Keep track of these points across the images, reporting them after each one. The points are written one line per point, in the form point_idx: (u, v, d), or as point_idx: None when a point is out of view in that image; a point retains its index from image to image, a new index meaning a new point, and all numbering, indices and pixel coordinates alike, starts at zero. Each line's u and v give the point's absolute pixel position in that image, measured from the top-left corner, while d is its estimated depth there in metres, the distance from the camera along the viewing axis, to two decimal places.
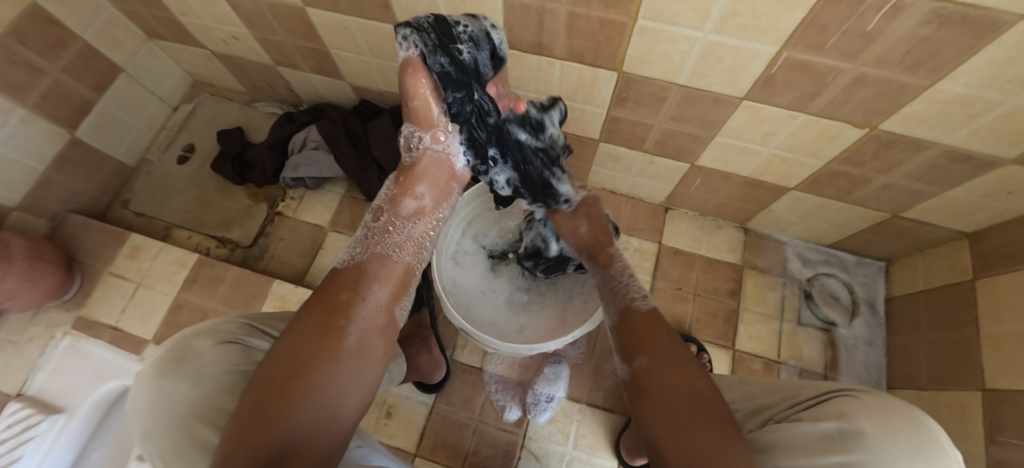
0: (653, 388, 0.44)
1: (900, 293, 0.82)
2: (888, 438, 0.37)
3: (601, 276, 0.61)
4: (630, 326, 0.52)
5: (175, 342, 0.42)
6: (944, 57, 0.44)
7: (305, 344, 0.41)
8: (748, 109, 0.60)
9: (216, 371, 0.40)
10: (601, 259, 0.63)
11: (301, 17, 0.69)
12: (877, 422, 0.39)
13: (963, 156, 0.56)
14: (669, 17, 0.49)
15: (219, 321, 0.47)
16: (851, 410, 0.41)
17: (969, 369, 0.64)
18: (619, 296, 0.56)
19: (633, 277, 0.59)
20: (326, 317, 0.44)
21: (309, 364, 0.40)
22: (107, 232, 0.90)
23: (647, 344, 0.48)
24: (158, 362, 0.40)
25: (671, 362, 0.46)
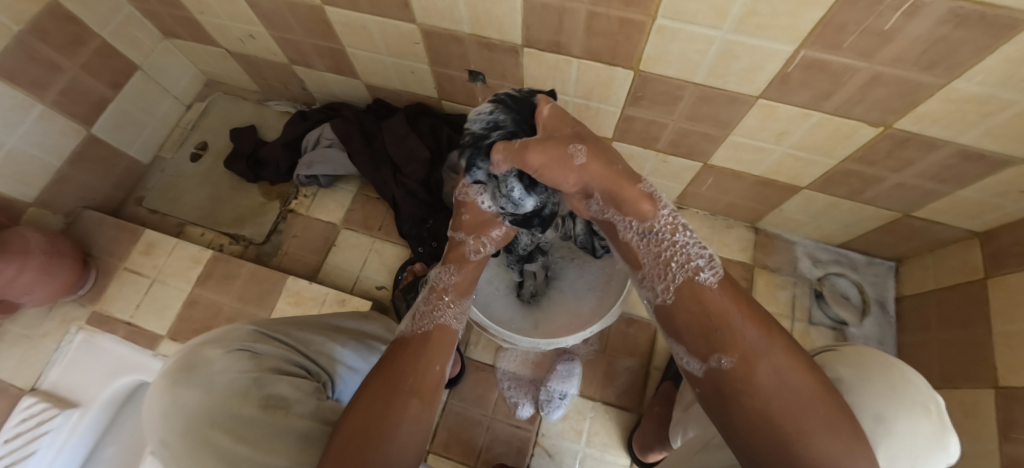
0: (745, 389, 0.41)
1: (910, 293, 0.83)
2: (863, 381, 0.40)
3: (637, 233, 0.53)
4: (693, 309, 0.47)
5: (186, 351, 0.42)
6: (960, 56, 0.45)
7: (377, 401, 0.42)
8: (764, 108, 0.61)
9: (227, 377, 0.40)
10: (640, 210, 0.51)
11: (319, 16, 0.70)
12: (854, 368, 0.42)
13: (975, 155, 0.56)
14: (688, 17, 0.50)
15: (229, 328, 0.47)
16: (835, 363, 0.45)
17: (981, 366, 0.65)
18: (675, 262, 0.50)
19: (685, 232, 0.51)
20: (389, 378, 0.45)
21: (385, 417, 0.41)
22: (122, 228, 0.90)
23: (727, 335, 0.44)
24: (168, 373, 0.40)
25: (761, 349, 0.41)
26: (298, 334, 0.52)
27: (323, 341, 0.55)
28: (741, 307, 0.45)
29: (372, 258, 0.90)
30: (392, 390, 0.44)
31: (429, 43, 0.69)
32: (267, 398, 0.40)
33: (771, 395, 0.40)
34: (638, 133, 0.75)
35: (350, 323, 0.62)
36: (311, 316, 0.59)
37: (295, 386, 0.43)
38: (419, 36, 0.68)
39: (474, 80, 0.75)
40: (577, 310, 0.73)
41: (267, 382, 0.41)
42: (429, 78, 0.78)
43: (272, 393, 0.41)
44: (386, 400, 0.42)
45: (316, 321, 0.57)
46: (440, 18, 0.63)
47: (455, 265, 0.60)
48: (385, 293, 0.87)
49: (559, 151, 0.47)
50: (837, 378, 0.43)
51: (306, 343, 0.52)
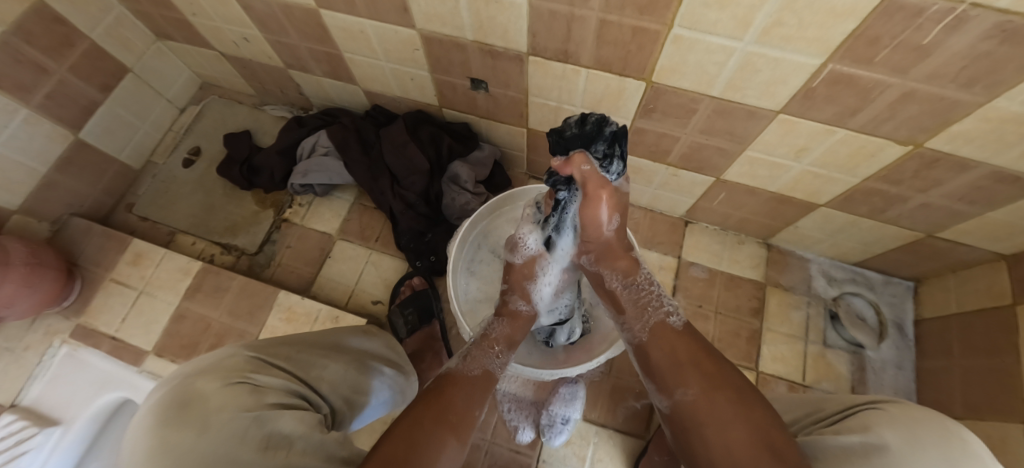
0: (700, 418, 0.44)
1: (930, 315, 0.79)
2: (913, 450, 0.37)
3: (621, 284, 0.58)
4: (662, 346, 0.50)
5: (179, 386, 0.39)
6: (1004, 74, 0.41)
7: (418, 431, 0.41)
8: (783, 123, 0.57)
9: (224, 415, 0.36)
10: (620, 266, 0.58)
11: (315, 19, 0.67)
12: (899, 432, 0.39)
13: (1011, 177, 0.53)
14: (707, 26, 0.47)
15: (224, 357, 0.44)
16: (876, 423, 0.41)
17: (1009, 398, 0.61)
18: (645, 310, 0.54)
19: (659, 288, 0.57)
20: (432, 409, 0.44)
21: (420, 451, 0.40)
22: (110, 236, 0.87)
23: (690, 370, 0.46)
24: (160, 414, 0.36)
25: (713, 383, 0.44)
26: (299, 358, 0.49)
27: (326, 362, 0.51)
28: (697, 351, 0.48)
29: (368, 270, 0.87)
30: (434, 423, 0.43)
31: (430, 49, 0.65)
32: (268, 436, 0.37)
33: (721, 422, 0.42)
34: (648, 145, 0.72)
35: (353, 341, 0.59)
36: (312, 334, 0.55)
37: (301, 418, 0.40)
38: (420, 42, 0.64)
39: (477, 88, 0.72)
40: (581, 336, 0.73)
41: (270, 416, 0.38)
42: (430, 85, 0.75)
43: (273, 430, 0.37)
44: (428, 430, 0.42)
45: (318, 341, 0.54)
46: (441, 24, 0.59)
47: (508, 316, 0.59)
48: (381, 308, 0.84)
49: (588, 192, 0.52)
50: (880, 440, 0.39)
51: (309, 366, 0.49)
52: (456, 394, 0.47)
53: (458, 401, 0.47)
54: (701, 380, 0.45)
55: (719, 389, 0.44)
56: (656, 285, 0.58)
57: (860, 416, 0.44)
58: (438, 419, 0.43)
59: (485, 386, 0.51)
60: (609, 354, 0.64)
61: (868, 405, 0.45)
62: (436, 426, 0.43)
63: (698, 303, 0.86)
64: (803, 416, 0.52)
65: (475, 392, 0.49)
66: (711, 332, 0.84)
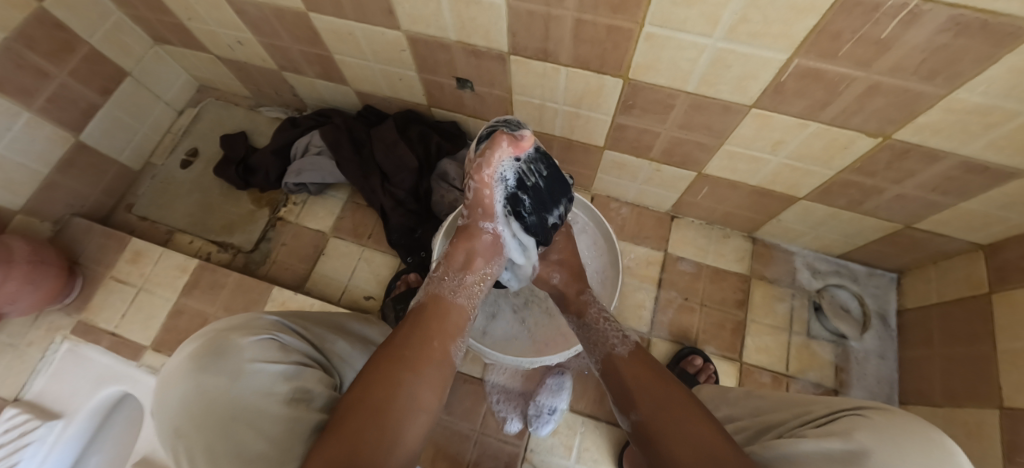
0: (656, 434, 0.44)
1: (912, 306, 0.80)
2: None
3: (578, 325, 0.62)
4: (617, 377, 0.52)
5: (210, 337, 0.41)
6: (962, 65, 0.43)
7: (377, 374, 0.41)
8: (757, 117, 0.59)
9: (257, 365, 0.39)
10: (574, 308, 0.63)
11: (305, 22, 0.69)
12: (884, 443, 0.36)
13: (979, 167, 0.54)
14: (677, 24, 0.48)
15: (254, 317, 0.46)
16: (860, 428, 0.39)
17: (986, 385, 0.62)
18: (598, 344, 0.57)
19: (611, 322, 0.59)
20: (390, 352, 0.44)
21: (380, 389, 0.40)
22: (110, 235, 0.89)
23: (640, 395, 0.48)
24: (196, 357, 0.39)
25: (659, 398, 0.46)
26: (319, 331, 0.51)
27: (340, 339, 0.53)
28: (656, 373, 0.50)
29: (361, 266, 0.89)
30: (392, 362, 0.43)
31: (416, 50, 0.67)
32: (294, 390, 0.40)
33: (673, 436, 0.43)
34: (630, 141, 0.74)
35: (359, 325, 0.60)
36: (324, 314, 0.57)
37: (321, 381, 0.43)
38: (406, 43, 0.66)
39: (463, 87, 0.73)
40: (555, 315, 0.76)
41: (297, 373, 0.41)
42: (418, 84, 0.77)
43: (299, 385, 0.40)
44: (384, 372, 0.42)
45: (328, 320, 0.56)
46: (425, 25, 0.61)
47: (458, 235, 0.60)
48: (374, 303, 0.86)
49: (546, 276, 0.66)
50: (861, 448, 0.36)
51: (323, 339, 0.51)
52: (410, 333, 0.47)
53: (410, 340, 0.46)
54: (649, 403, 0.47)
55: (666, 407, 0.45)
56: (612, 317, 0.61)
57: (844, 420, 0.41)
58: (393, 358, 0.43)
59: (443, 321, 0.51)
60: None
61: (853, 409, 0.42)
62: (389, 368, 0.42)
63: (683, 296, 0.87)
64: (789, 416, 0.48)
65: (429, 330, 0.49)
66: (696, 324, 0.85)
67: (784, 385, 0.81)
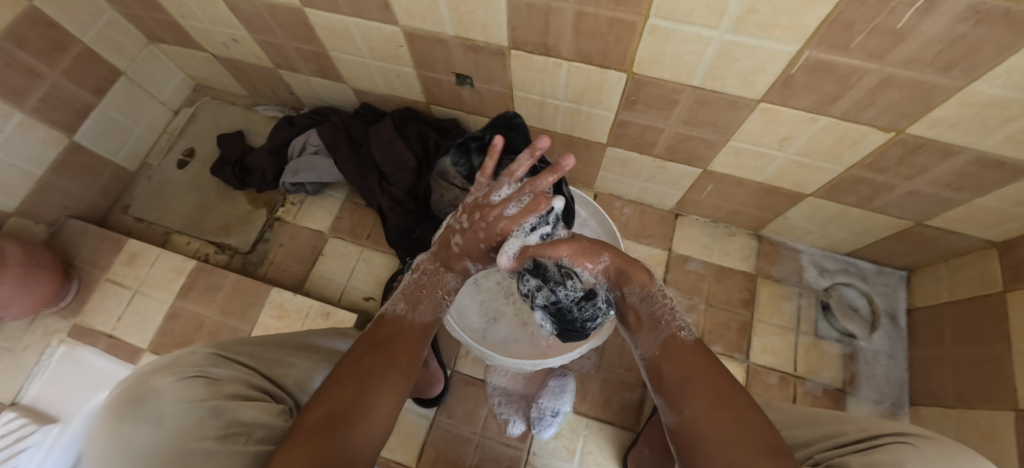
0: (702, 430, 0.42)
1: (922, 304, 0.78)
2: None
3: (639, 298, 0.55)
4: (674, 361, 0.49)
5: (133, 382, 0.41)
6: (981, 56, 0.41)
7: (355, 382, 0.42)
8: (765, 112, 0.57)
9: (176, 409, 0.38)
10: (638, 279, 0.55)
11: (299, 18, 0.67)
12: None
13: (995, 162, 0.52)
14: (681, 16, 0.47)
15: (184, 353, 0.46)
16: (909, 457, 0.37)
17: (1000, 386, 0.60)
18: (661, 321, 0.53)
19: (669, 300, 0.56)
20: (377, 359, 0.46)
21: (355, 400, 0.41)
22: (105, 237, 0.88)
23: (697, 386, 0.45)
24: (115, 407, 0.38)
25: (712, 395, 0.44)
26: (261, 354, 0.50)
27: (293, 360, 0.52)
28: (705, 363, 0.48)
29: (359, 267, 0.87)
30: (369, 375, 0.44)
31: (413, 46, 0.66)
32: (225, 425, 0.38)
33: (726, 440, 0.40)
34: (633, 138, 0.72)
35: (328, 341, 0.59)
36: (286, 336, 0.56)
37: (262, 409, 0.42)
38: (402, 39, 0.65)
39: (462, 84, 0.72)
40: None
41: (228, 409, 0.39)
42: (416, 82, 0.75)
43: (232, 419, 0.39)
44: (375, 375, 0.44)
45: (288, 341, 0.55)
46: (421, 20, 0.59)
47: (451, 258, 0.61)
48: (372, 305, 0.85)
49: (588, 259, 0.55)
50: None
51: (272, 364, 0.50)
52: (397, 338, 0.50)
53: (400, 347, 0.49)
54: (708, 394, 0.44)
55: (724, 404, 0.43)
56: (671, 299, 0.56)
57: (888, 447, 0.40)
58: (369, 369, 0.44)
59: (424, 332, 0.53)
60: (590, 345, 0.67)
61: (894, 436, 0.42)
62: (377, 369, 0.44)
63: (688, 296, 0.86)
64: (820, 437, 0.47)
65: (407, 342, 0.50)
66: (700, 324, 0.84)
67: (792, 386, 0.79)
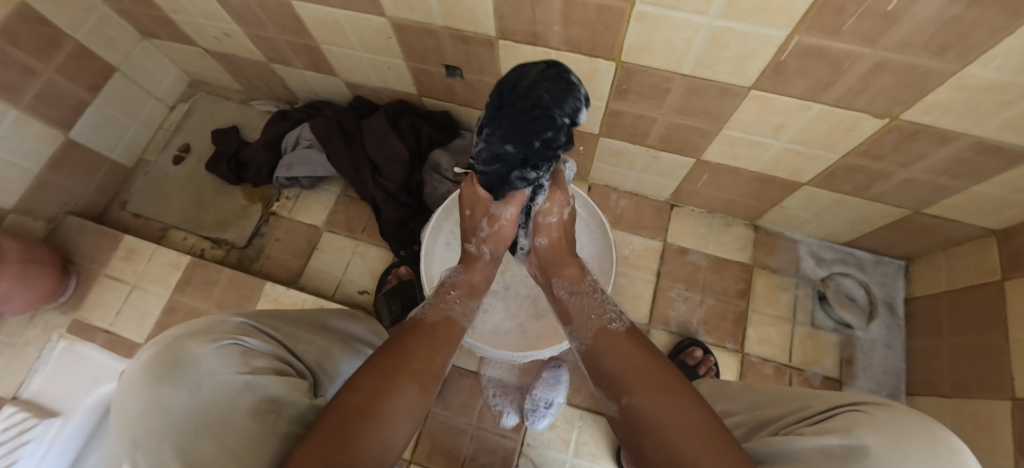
0: (652, 420, 0.41)
1: (920, 294, 0.77)
2: (897, 457, 0.33)
3: (567, 292, 0.59)
4: (607, 354, 0.49)
5: (167, 343, 0.40)
6: (976, 38, 0.40)
7: (381, 381, 0.42)
8: (757, 99, 0.57)
9: (217, 378, 0.38)
10: (567, 273, 0.61)
11: (289, 11, 0.67)
12: (885, 440, 0.35)
13: (993, 148, 0.51)
14: (669, 1, 0.46)
15: (217, 321, 0.45)
16: (860, 426, 0.37)
17: (997, 375, 0.60)
18: (593, 319, 0.54)
19: (607, 298, 0.57)
20: (395, 360, 0.45)
21: (382, 398, 0.40)
22: (103, 233, 0.89)
23: (636, 376, 0.45)
24: (150, 367, 0.37)
25: (662, 390, 0.43)
26: (288, 330, 0.50)
27: (312, 338, 0.52)
28: (654, 356, 0.47)
29: (355, 261, 0.88)
30: (394, 372, 0.43)
31: (402, 37, 0.65)
32: (262, 403, 0.39)
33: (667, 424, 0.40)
34: (626, 128, 0.71)
35: (340, 322, 0.59)
36: (305, 313, 0.56)
37: (298, 388, 0.43)
38: (391, 31, 0.64)
39: (452, 75, 0.71)
40: (546, 312, 0.74)
41: (262, 384, 0.40)
42: (407, 73, 0.74)
43: (266, 396, 0.39)
44: (390, 381, 0.42)
45: (308, 318, 0.55)
46: (410, 11, 0.59)
47: (464, 266, 0.64)
48: (368, 298, 0.85)
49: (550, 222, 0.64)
50: (861, 444, 0.35)
51: (296, 340, 0.50)
52: (411, 342, 0.48)
53: (421, 352, 0.48)
54: (643, 385, 0.44)
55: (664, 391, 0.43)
56: (602, 293, 0.59)
57: (843, 416, 0.40)
58: (398, 367, 0.44)
59: (447, 335, 0.52)
60: None
61: (853, 405, 0.41)
62: (396, 376, 0.43)
63: (683, 287, 0.85)
64: (787, 412, 0.46)
65: (437, 344, 0.50)
66: (695, 316, 0.83)
67: (788, 376, 0.79)
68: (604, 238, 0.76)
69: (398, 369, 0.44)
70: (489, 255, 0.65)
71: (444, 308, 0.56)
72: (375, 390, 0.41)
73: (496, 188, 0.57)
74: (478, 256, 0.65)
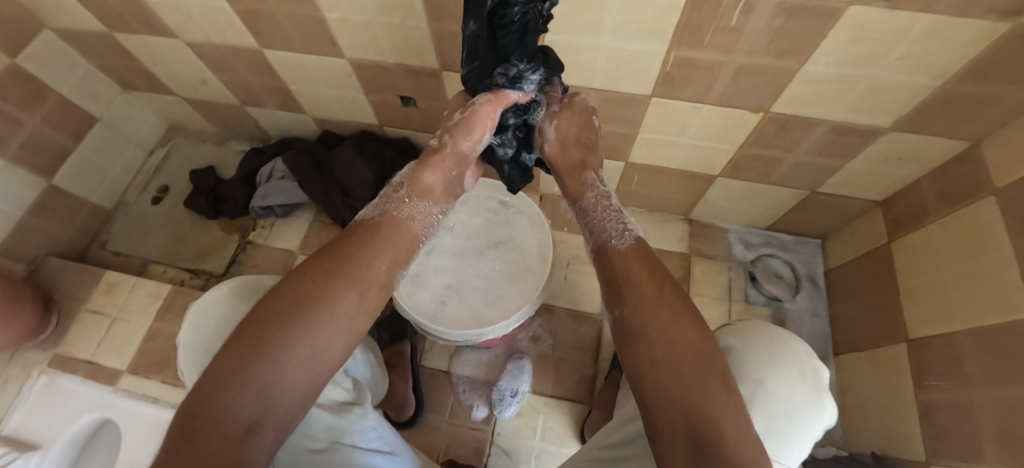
0: (643, 338, 0.44)
1: (835, 265, 0.88)
2: (748, 348, 0.50)
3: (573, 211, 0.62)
4: (613, 269, 0.51)
5: (245, 281, 0.58)
6: (802, 42, 0.52)
7: (307, 286, 0.43)
8: (659, 105, 0.68)
9: None
10: (567, 185, 0.63)
11: (261, 58, 0.78)
12: (743, 340, 0.51)
13: (848, 129, 0.64)
14: (571, 30, 0.57)
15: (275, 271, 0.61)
16: (726, 335, 0.54)
17: (891, 322, 0.72)
18: (599, 231, 0.56)
19: (619, 212, 0.58)
20: (326, 268, 0.45)
21: (305, 303, 0.42)
22: (85, 271, 0.93)
23: (630, 290, 0.48)
24: (240, 292, 0.55)
25: (656, 309, 0.45)
26: None
27: None
28: (656, 278, 0.48)
29: None
30: (322, 278, 0.44)
31: (361, 74, 0.76)
32: None
33: (655, 342, 0.43)
34: None
35: None
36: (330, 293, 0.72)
37: None
38: (351, 69, 0.75)
39: (407, 104, 0.82)
40: (502, 298, 0.76)
41: None
42: (368, 106, 0.84)
43: None
44: (319, 286, 0.43)
45: None
46: (364, 50, 0.70)
47: (424, 160, 0.60)
48: None
49: (570, 126, 0.61)
50: (728, 346, 0.52)
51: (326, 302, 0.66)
52: (348, 253, 0.48)
53: (357, 261, 0.48)
54: (646, 302, 0.46)
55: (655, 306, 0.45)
56: (614, 202, 0.60)
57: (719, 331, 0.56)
58: (327, 273, 0.44)
59: (386, 243, 0.51)
60: (524, 311, 0.73)
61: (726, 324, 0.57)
62: (329, 283, 0.44)
63: None
64: None
65: (373, 255, 0.49)
66: None
67: None
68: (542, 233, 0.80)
69: (326, 276, 0.44)
70: (450, 149, 0.60)
71: (392, 208, 0.56)
72: (297, 300, 0.41)
73: (478, 85, 0.55)
74: (440, 148, 0.60)
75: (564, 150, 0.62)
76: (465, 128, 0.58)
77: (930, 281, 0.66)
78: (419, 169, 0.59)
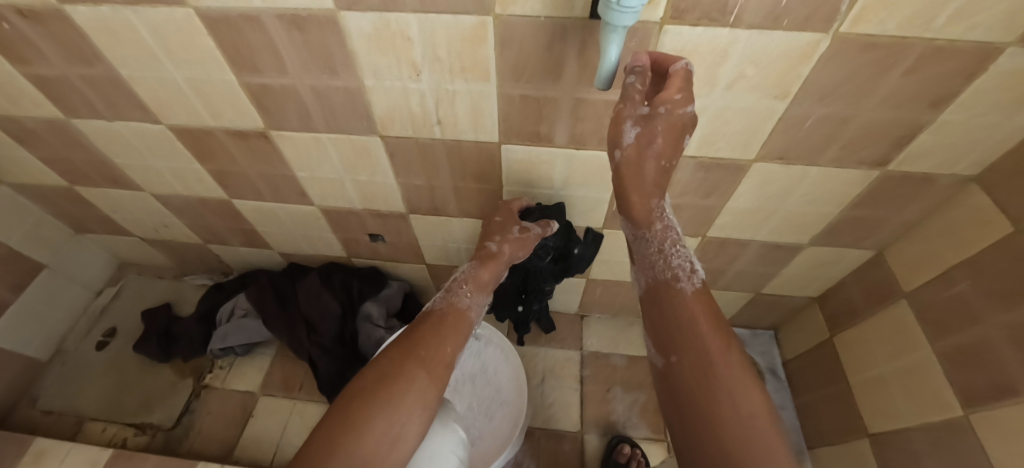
0: (696, 390, 0.43)
1: (792, 356, 0.95)
2: None
3: (631, 236, 0.53)
4: (668, 305, 0.48)
5: None
6: (723, 186, 0.62)
7: (387, 368, 0.50)
8: (611, 235, 0.76)
9: None
10: (640, 216, 0.50)
11: (229, 206, 0.81)
12: None
13: (776, 246, 0.73)
14: (526, 183, 0.66)
15: None
16: None
17: (853, 416, 0.76)
18: (660, 270, 0.50)
19: (682, 248, 0.50)
20: (404, 351, 0.52)
21: (387, 384, 0.48)
22: (5, 441, 0.82)
23: (690, 339, 0.45)
24: None
25: (727, 374, 0.42)
26: None
27: None
28: (717, 322, 0.46)
29: (293, 421, 0.88)
30: (400, 361, 0.51)
31: (330, 218, 0.80)
32: None
33: (711, 396, 0.42)
34: None
35: None
36: None
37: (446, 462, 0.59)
38: (320, 213, 0.79)
39: (376, 240, 0.85)
40: (479, 439, 0.78)
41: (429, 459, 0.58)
42: (337, 242, 0.87)
43: None
44: (396, 368, 0.50)
45: None
46: (333, 200, 0.75)
47: (479, 262, 0.64)
48: None
49: (668, 131, 0.44)
50: None
51: None
52: (422, 332, 0.55)
53: (430, 342, 0.54)
54: (698, 351, 0.44)
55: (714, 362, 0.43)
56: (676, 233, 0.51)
57: None
58: (404, 352, 0.52)
59: (455, 327, 0.58)
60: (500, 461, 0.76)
61: None
62: (402, 364, 0.50)
63: (606, 387, 0.95)
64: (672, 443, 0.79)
65: (446, 337, 0.55)
66: (621, 412, 0.92)
67: None
68: (513, 365, 0.85)
69: (401, 356, 0.51)
70: (507, 254, 0.64)
71: (454, 297, 0.62)
72: (376, 379, 0.49)
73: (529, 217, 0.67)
74: (497, 254, 0.64)
75: (644, 173, 0.48)
76: (512, 238, 0.63)
77: (873, 376, 0.73)
78: (475, 270, 0.64)
